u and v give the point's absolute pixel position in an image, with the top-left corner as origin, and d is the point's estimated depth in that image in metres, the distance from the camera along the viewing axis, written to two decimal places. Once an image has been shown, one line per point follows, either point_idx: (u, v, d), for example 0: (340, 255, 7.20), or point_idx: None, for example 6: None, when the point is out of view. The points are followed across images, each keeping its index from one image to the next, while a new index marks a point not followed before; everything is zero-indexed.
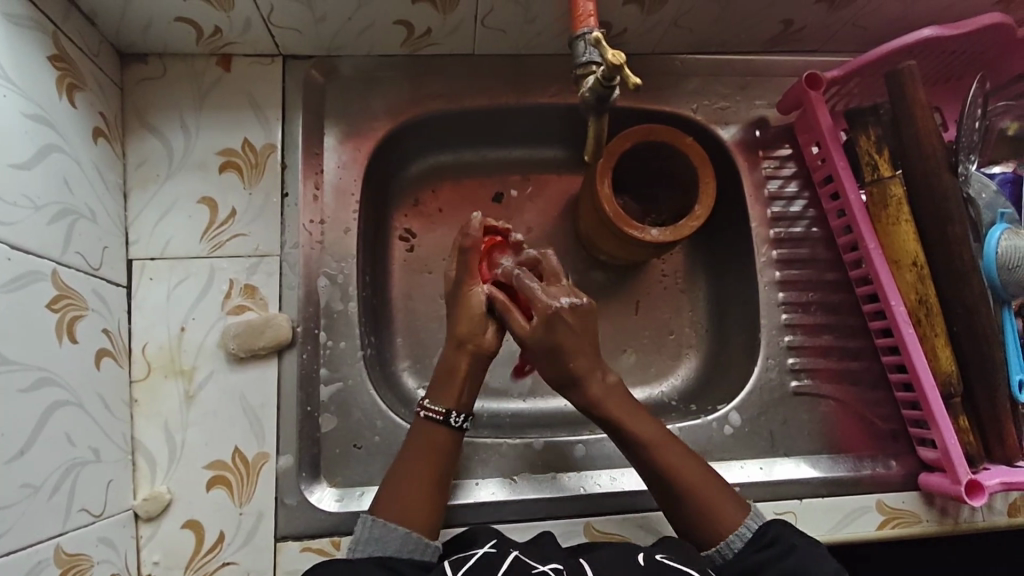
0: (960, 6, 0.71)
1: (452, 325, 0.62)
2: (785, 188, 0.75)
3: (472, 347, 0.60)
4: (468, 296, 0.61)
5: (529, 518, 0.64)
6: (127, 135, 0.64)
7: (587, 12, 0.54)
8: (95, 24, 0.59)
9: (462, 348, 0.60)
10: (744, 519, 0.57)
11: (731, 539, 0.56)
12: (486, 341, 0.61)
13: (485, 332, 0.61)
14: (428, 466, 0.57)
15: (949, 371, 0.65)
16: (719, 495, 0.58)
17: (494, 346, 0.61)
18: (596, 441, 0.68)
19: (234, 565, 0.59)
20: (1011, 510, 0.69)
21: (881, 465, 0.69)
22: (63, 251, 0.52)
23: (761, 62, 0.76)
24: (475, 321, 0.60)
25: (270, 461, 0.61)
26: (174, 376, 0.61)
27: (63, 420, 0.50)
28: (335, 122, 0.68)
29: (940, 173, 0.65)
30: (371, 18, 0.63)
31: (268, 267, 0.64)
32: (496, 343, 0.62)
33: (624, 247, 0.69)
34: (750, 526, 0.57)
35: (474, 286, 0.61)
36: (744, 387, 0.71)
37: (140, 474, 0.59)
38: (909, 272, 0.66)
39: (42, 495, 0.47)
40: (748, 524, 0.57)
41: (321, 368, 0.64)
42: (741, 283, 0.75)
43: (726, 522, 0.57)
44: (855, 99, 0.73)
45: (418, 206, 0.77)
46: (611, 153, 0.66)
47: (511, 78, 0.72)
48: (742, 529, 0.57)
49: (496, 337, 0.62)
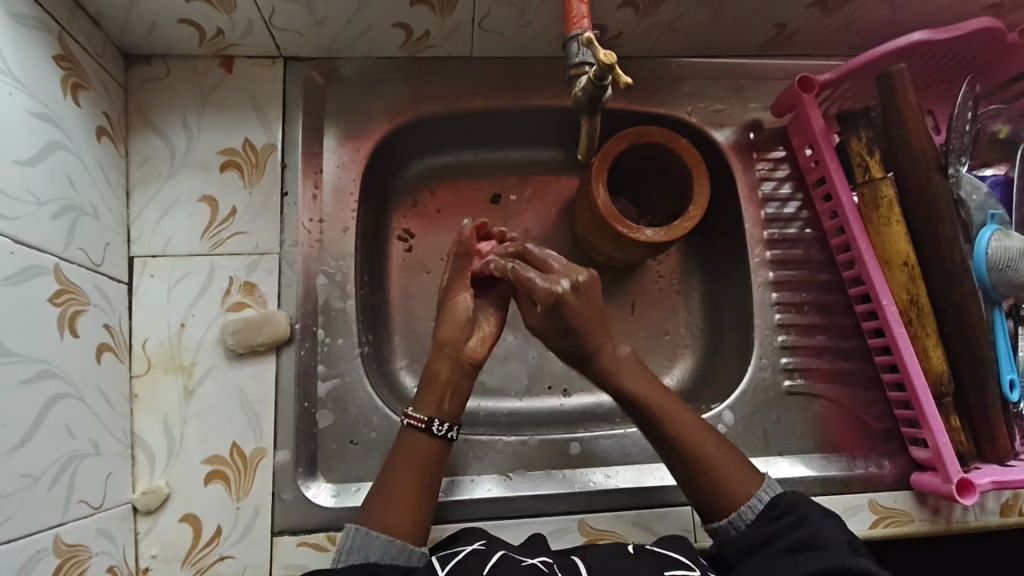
0: (950, 10, 0.72)
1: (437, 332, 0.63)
2: (779, 189, 0.76)
3: (451, 352, 0.62)
4: (453, 303, 0.63)
5: (524, 515, 0.64)
6: (130, 135, 0.65)
7: (581, 14, 0.55)
8: (100, 26, 0.61)
9: (443, 352, 0.61)
10: (755, 491, 0.58)
11: (743, 510, 0.56)
12: (467, 348, 0.62)
13: (468, 339, 0.63)
14: (415, 472, 0.57)
15: (938, 371, 0.66)
16: (733, 468, 0.59)
17: (477, 355, 0.63)
18: (591, 439, 0.69)
19: (231, 559, 0.60)
20: (1004, 509, 0.69)
21: (875, 465, 0.70)
22: (65, 247, 0.53)
23: (755, 65, 0.77)
24: (457, 327, 0.62)
25: (268, 456, 0.62)
26: (173, 373, 0.62)
27: (63, 412, 0.51)
28: (335, 123, 0.69)
29: (930, 173, 0.66)
30: (370, 21, 0.65)
31: (267, 265, 0.65)
32: (481, 353, 0.63)
33: (619, 246, 0.70)
34: (762, 497, 0.57)
35: (461, 294, 0.63)
36: (738, 386, 0.71)
37: (139, 468, 0.60)
38: (900, 272, 0.67)
39: (41, 485, 0.48)
40: (759, 496, 0.57)
41: (319, 365, 0.65)
42: (736, 284, 0.76)
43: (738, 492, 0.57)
44: (848, 102, 0.74)
45: (416, 207, 0.78)
46: (607, 156, 0.67)
47: (508, 81, 0.73)
48: (752, 501, 0.57)
49: (482, 345, 0.63)
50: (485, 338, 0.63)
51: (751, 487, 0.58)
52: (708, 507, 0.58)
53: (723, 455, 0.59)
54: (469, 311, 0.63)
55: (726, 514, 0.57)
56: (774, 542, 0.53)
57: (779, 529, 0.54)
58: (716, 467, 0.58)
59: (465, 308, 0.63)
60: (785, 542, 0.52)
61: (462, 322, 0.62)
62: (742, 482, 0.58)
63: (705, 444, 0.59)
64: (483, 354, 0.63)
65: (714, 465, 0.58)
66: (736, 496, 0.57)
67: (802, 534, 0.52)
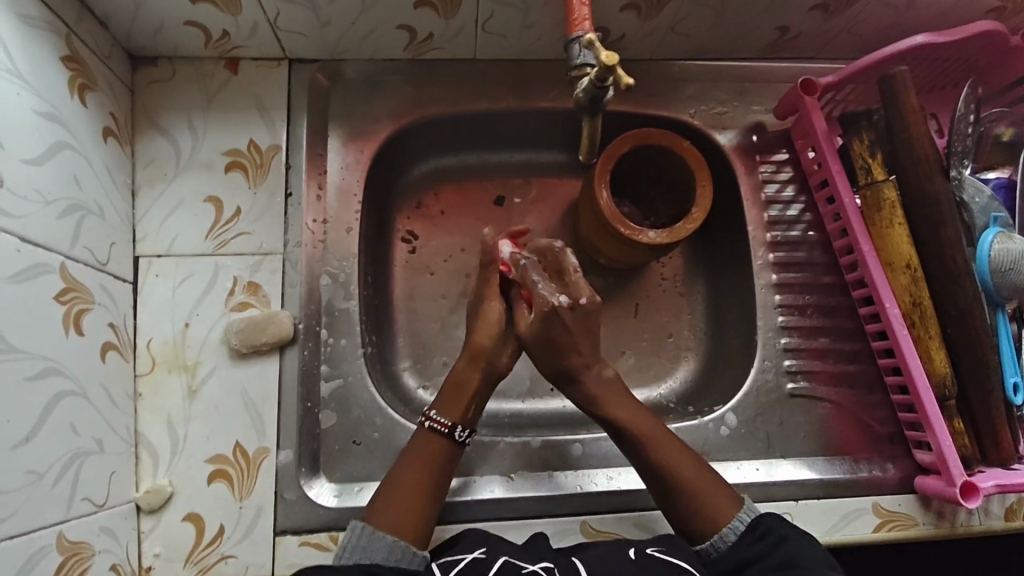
0: (953, 14, 0.72)
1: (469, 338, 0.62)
2: (782, 192, 0.76)
3: (484, 363, 0.61)
4: (486, 313, 0.62)
5: (526, 516, 0.64)
6: (137, 135, 0.65)
7: (582, 17, 0.56)
8: (107, 27, 0.61)
9: (475, 362, 0.61)
10: (735, 512, 0.58)
11: (723, 532, 0.56)
12: (499, 360, 0.61)
13: (501, 351, 0.62)
14: (413, 478, 0.57)
15: (943, 374, 0.65)
16: (711, 488, 0.58)
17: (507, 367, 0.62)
18: (593, 440, 0.69)
19: (233, 559, 0.60)
20: (1008, 514, 0.69)
21: (878, 468, 0.70)
22: (71, 246, 0.54)
23: (758, 68, 0.77)
24: (491, 338, 0.61)
25: (270, 456, 0.62)
26: (177, 372, 0.62)
27: (68, 409, 0.51)
28: (340, 125, 0.70)
29: (932, 176, 0.66)
30: (374, 23, 0.65)
31: (271, 265, 0.65)
32: (510, 364, 0.62)
33: (622, 249, 0.70)
34: (742, 518, 0.57)
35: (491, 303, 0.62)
36: (741, 388, 0.71)
37: (143, 467, 0.60)
38: (903, 274, 0.67)
39: (45, 482, 0.48)
40: (741, 517, 0.57)
41: (322, 365, 0.65)
42: (739, 286, 0.76)
43: (718, 513, 0.57)
44: (851, 105, 0.75)
45: (420, 209, 0.78)
46: (610, 156, 0.67)
47: (511, 83, 0.73)
48: (734, 522, 0.57)
49: (512, 357, 0.62)
50: (517, 348, 0.62)
51: (730, 509, 0.58)
52: (690, 531, 0.58)
53: (700, 475, 0.59)
54: (504, 324, 0.62)
55: (708, 537, 0.57)
56: (757, 563, 0.53)
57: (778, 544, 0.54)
58: (694, 485, 0.58)
59: (499, 321, 0.62)
60: (773, 559, 0.52)
61: (497, 334, 0.61)
62: (722, 504, 0.58)
63: (680, 465, 0.59)
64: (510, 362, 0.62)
65: (691, 487, 0.58)
66: (715, 517, 0.57)
67: (790, 555, 0.53)
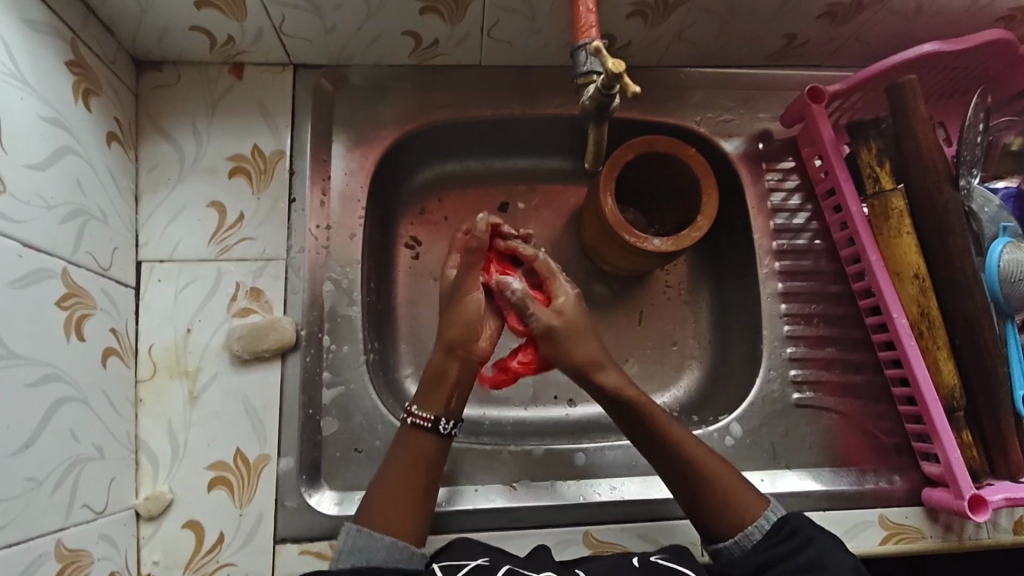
0: (962, 22, 0.71)
1: (443, 329, 0.60)
2: (788, 200, 0.75)
3: (462, 353, 0.59)
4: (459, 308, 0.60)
5: (528, 526, 0.64)
6: (141, 140, 0.65)
7: (590, 24, 0.56)
8: (113, 32, 0.61)
9: (453, 354, 0.59)
10: (764, 511, 0.57)
11: (748, 531, 0.56)
12: (478, 348, 0.60)
13: (478, 336, 0.60)
14: (412, 479, 0.56)
15: (951, 385, 0.65)
16: (736, 485, 0.58)
17: (486, 352, 0.60)
18: (596, 449, 0.68)
19: (232, 566, 0.59)
20: (1017, 527, 0.68)
21: (885, 479, 0.69)
22: (74, 251, 0.53)
23: (764, 76, 0.77)
24: (466, 328, 0.59)
25: (271, 463, 0.62)
26: (178, 377, 0.62)
27: (67, 415, 0.51)
28: (344, 131, 0.70)
29: (941, 185, 0.65)
30: (380, 29, 0.65)
31: (273, 271, 0.65)
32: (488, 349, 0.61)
33: (625, 255, 0.69)
34: (770, 517, 0.56)
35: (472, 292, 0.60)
36: (746, 398, 0.71)
37: (142, 473, 0.60)
38: (911, 284, 0.66)
39: (44, 489, 0.48)
40: (768, 515, 0.57)
41: (324, 372, 0.65)
42: (744, 294, 0.76)
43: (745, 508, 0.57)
44: (859, 113, 0.74)
45: (423, 214, 0.78)
46: (614, 164, 0.67)
47: (515, 89, 0.73)
48: (760, 520, 0.56)
49: (490, 342, 0.61)
50: (493, 335, 0.61)
51: (759, 506, 0.57)
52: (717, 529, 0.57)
53: (725, 474, 0.58)
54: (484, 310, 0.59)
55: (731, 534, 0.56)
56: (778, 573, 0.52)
57: (788, 556, 0.53)
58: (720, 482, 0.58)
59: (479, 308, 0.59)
60: (792, 564, 0.52)
61: (473, 321, 0.59)
62: (749, 501, 0.57)
63: (705, 461, 0.58)
64: (489, 351, 0.61)
65: (716, 484, 0.57)
66: (742, 514, 0.56)
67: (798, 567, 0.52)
